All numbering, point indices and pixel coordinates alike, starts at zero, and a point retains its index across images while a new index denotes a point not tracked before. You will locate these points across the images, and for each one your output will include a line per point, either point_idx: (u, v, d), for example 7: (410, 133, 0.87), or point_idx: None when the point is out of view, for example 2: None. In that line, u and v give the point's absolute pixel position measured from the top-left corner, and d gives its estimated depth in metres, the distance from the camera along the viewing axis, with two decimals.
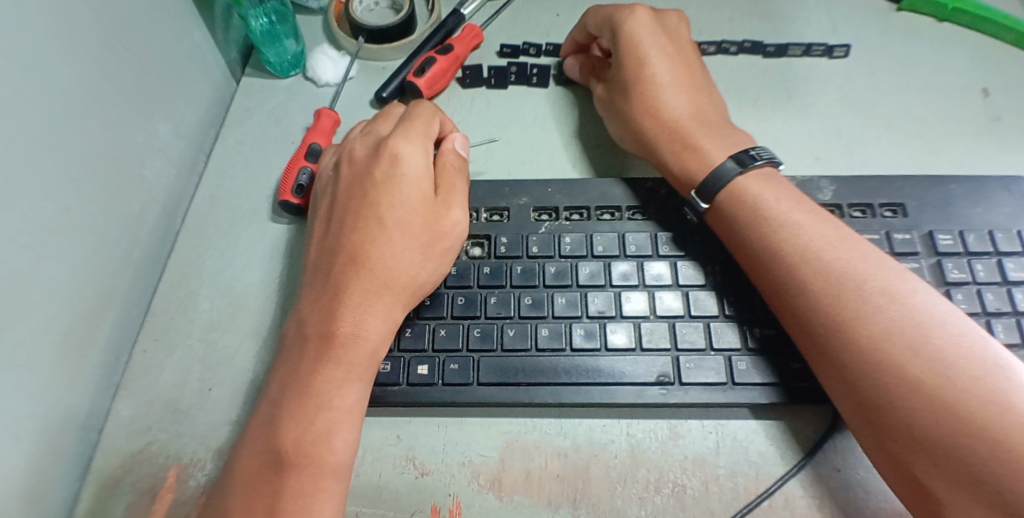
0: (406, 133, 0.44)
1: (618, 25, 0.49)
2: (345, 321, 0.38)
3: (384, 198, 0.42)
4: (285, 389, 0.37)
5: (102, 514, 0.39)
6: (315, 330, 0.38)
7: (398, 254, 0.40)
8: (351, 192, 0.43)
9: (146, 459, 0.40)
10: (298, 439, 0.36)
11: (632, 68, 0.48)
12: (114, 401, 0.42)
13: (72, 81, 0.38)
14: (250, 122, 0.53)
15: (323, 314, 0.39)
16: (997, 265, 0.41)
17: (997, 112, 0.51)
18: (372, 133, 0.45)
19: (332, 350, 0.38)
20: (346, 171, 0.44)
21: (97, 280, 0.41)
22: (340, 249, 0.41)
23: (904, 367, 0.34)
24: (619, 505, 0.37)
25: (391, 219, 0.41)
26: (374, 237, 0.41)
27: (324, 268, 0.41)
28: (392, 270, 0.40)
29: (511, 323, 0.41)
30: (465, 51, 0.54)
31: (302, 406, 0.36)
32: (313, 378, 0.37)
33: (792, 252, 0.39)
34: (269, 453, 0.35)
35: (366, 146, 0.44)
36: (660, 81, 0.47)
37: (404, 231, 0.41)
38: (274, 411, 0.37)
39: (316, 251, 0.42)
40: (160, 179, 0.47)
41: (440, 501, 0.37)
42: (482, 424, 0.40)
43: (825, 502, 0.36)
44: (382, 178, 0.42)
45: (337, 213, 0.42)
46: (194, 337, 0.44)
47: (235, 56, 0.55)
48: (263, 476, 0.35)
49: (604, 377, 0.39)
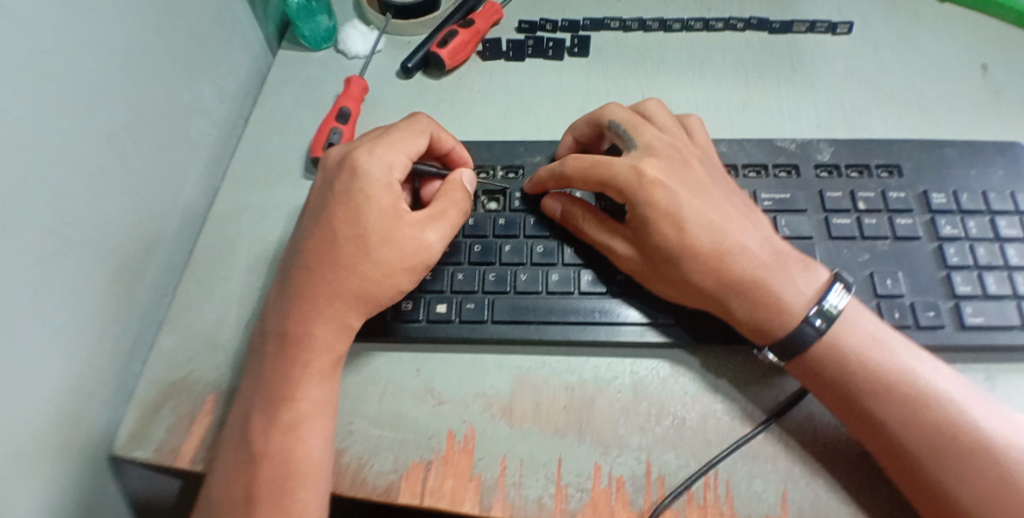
0: (375, 146, 0.41)
1: (638, 188, 0.40)
2: (299, 324, 0.39)
3: (345, 210, 0.40)
4: (253, 389, 0.39)
5: (145, 434, 0.42)
6: (273, 332, 0.39)
7: (352, 268, 0.39)
8: (319, 198, 0.42)
9: (186, 386, 0.44)
10: (264, 433, 0.37)
11: (666, 236, 0.40)
12: (157, 334, 0.46)
13: (131, 39, 0.42)
14: (286, 90, 0.57)
15: (281, 312, 0.40)
16: (991, 222, 0.43)
17: (995, 86, 0.53)
18: (353, 141, 0.44)
19: (291, 349, 0.38)
20: (322, 179, 0.43)
21: (148, 223, 0.45)
22: (300, 255, 0.40)
23: (907, 412, 0.36)
24: (621, 435, 0.40)
25: (342, 232, 0.39)
26: (326, 248, 0.39)
27: (288, 269, 0.41)
28: (341, 283, 0.39)
29: (524, 268, 0.44)
30: (486, 26, 0.57)
31: (267, 401, 0.38)
32: (276, 376, 0.38)
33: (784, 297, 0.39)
34: (246, 452, 0.37)
35: (339, 155, 0.43)
36: (683, 192, 0.40)
37: (358, 245, 0.39)
38: (251, 403, 0.38)
39: (287, 252, 0.42)
40: (203, 137, 0.51)
41: (455, 428, 0.40)
42: (496, 361, 0.43)
43: (814, 438, 0.39)
44: (342, 192, 0.40)
45: (309, 216, 0.42)
46: (233, 280, 0.48)
47: (273, 30, 0.60)
48: (242, 467, 0.37)
49: (609, 317, 0.42)
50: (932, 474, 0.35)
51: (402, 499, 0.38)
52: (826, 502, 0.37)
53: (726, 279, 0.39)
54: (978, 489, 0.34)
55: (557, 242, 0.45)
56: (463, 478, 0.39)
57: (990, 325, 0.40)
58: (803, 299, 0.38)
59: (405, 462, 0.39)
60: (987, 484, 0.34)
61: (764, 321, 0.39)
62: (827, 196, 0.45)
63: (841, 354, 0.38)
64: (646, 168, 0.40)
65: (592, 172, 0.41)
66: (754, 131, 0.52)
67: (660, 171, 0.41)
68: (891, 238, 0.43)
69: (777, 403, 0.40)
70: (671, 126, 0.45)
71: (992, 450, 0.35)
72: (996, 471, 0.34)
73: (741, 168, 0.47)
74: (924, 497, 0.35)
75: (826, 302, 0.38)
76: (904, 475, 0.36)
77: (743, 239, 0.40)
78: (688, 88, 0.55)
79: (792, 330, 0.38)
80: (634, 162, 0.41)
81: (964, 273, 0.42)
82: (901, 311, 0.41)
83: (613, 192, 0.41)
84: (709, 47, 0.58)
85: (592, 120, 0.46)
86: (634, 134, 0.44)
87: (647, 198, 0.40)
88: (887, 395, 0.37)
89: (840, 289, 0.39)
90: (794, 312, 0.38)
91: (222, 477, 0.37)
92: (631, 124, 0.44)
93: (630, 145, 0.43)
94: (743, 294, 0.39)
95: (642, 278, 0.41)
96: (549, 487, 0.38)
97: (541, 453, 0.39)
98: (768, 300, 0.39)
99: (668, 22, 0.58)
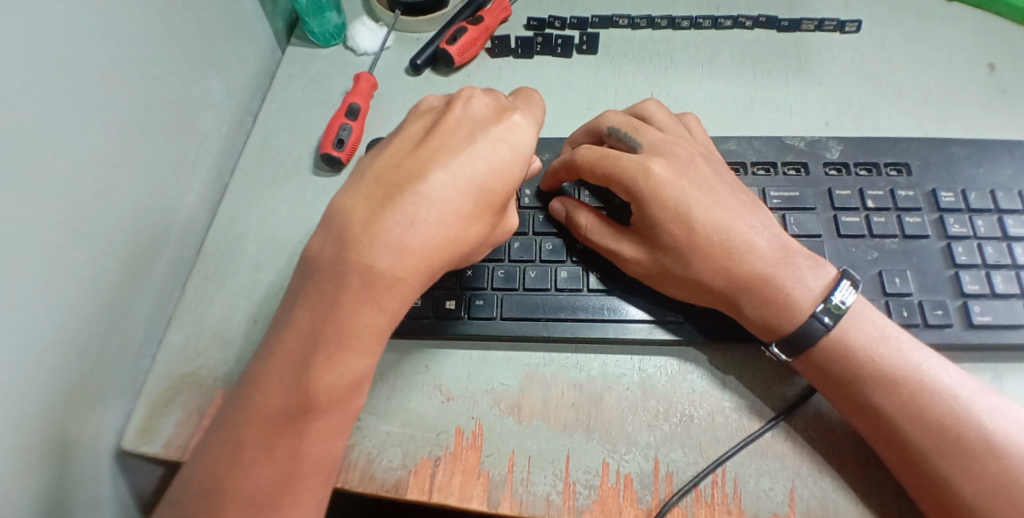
0: (535, 114, 0.39)
1: (645, 185, 0.40)
2: (391, 262, 0.33)
3: (489, 152, 0.36)
4: (316, 331, 0.34)
5: (155, 429, 0.43)
6: (357, 262, 0.33)
7: (468, 219, 0.35)
8: (453, 129, 0.37)
9: (196, 382, 0.44)
10: (329, 387, 0.34)
11: (674, 235, 0.40)
12: (167, 329, 0.46)
13: (142, 32, 0.42)
14: (295, 86, 0.58)
15: (371, 230, 0.34)
16: (998, 221, 0.43)
17: (1004, 84, 0.53)
18: (492, 92, 0.40)
19: (374, 296, 0.34)
20: (458, 114, 0.38)
21: (157, 217, 0.45)
22: (415, 177, 0.35)
23: (912, 406, 0.36)
24: (630, 431, 0.40)
25: (475, 173, 0.35)
26: (450, 181, 0.35)
27: (388, 184, 0.35)
28: (456, 234, 0.35)
29: (533, 265, 0.44)
30: (494, 23, 0.58)
31: (333, 349, 0.34)
32: (347, 317, 0.34)
33: (784, 292, 0.38)
34: (301, 395, 0.34)
35: (486, 102, 0.38)
36: (690, 188, 0.40)
37: (484, 198, 0.35)
38: (307, 346, 0.34)
39: (380, 163, 0.36)
40: (212, 132, 0.51)
41: (463, 424, 0.40)
42: (504, 357, 0.43)
43: (823, 436, 0.39)
44: (493, 137, 0.36)
45: (429, 142, 0.37)
46: (242, 275, 0.48)
47: (281, 26, 0.59)
48: (287, 420, 0.34)
49: (618, 314, 0.42)
50: (937, 468, 0.35)
51: (411, 495, 0.38)
52: (834, 499, 0.37)
53: (736, 277, 0.39)
54: (985, 485, 0.34)
55: (565, 240, 0.45)
56: (471, 474, 0.39)
57: (998, 324, 0.40)
58: (810, 296, 0.38)
59: (414, 457, 0.39)
60: (993, 480, 0.34)
61: (775, 319, 0.39)
62: (836, 194, 0.45)
63: (848, 347, 0.37)
64: (654, 165, 0.40)
65: (603, 163, 0.41)
66: (762, 128, 0.52)
67: (667, 169, 0.40)
68: (899, 236, 0.43)
69: (785, 401, 0.40)
70: (672, 124, 0.45)
71: (998, 446, 0.35)
72: (1001, 467, 0.34)
73: (749, 166, 0.47)
74: (929, 492, 0.35)
75: (834, 297, 0.38)
76: (910, 469, 0.36)
77: (751, 236, 0.40)
78: (697, 85, 0.55)
79: (801, 325, 0.38)
80: (642, 159, 0.41)
81: (972, 272, 0.42)
82: (909, 310, 0.41)
83: (620, 188, 0.41)
84: (717, 44, 0.57)
85: (592, 129, 0.46)
86: (635, 136, 0.44)
87: (655, 196, 0.40)
88: (892, 389, 0.36)
89: (848, 285, 0.39)
90: (803, 308, 0.38)
91: (255, 431, 0.34)
92: (631, 127, 0.44)
93: (634, 146, 0.43)
94: (752, 291, 0.39)
95: (652, 280, 0.41)
96: (557, 484, 0.38)
97: (549, 450, 0.39)
98: (773, 298, 0.39)
99: (676, 20, 0.58)
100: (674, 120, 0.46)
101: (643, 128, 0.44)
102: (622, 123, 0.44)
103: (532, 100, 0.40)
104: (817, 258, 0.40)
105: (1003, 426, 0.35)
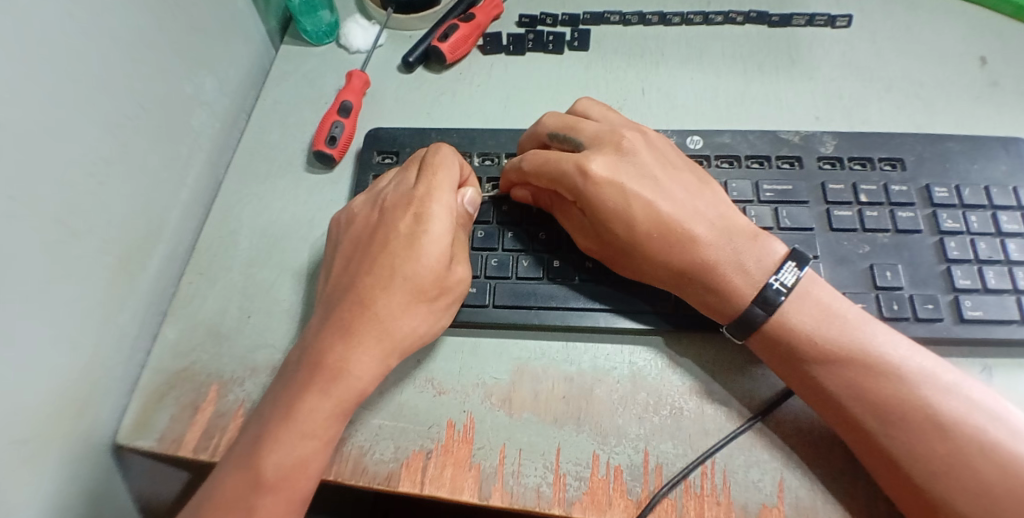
0: (443, 188, 0.40)
1: (585, 186, 0.40)
2: (339, 355, 0.37)
3: (402, 251, 0.39)
4: (270, 416, 0.37)
5: (149, 422, 0.43)
6: (308, 358, 0.38)
7: (399, 310, 0.38)
8: (371, 236, 0.40)
9: (190, 377, 0.44)
10: (279, 463, 0.35)
11: (616, 228, 0.40)
12: (161, 326, 0.47)
13: (133, 31, 0.42)
14: (289, 84, 0.58)
15: (316, 344, 0.38)
16: (992, 217, 0.43)
17: (995, 78, 0.54)
18: (404, 181, 0.42)
19: (320, 380, 0.37)
20: (374, 218, 0.41)
21: (151, 215, 0.46)
22: (355, 290, 0.39)
23: (861, 383, 0.36)
24: (620, 424, 0.40)
25: (403, 271, 0.38)
26: (384, 284, 0.38)
27: (336, 297, 0.39)
28: (396, 322, 0.38)
29: (526, 255, 0.44)
30: (487, 20, 0.58)
31: (283, 429, 0.36)
32: (298, 406, 0.36)
33: (712, 280, 0.39)
34: (251, 476, 0.35)
35: (396, 196, 0.41)
36: (626, 182, 0.40)
37: (410, 286, 0.38)
38: (262, 433, 0.36)
39: (331, 277, 0.41)
40: (206, 130, 0.51)
41: (455, 417, 0.41)
42: (496, 350, 0.43)
43: (812, 427, 0.39)
44: (405, 232, 0.39)
45: (358, 251, 0.41)
46: (237, 272, 0.48)
47: (275, 25, 0.60)
48: (238, 499, 0.35)
49: (609, 303, 0.43)
50: (890, 447, 0.35)
51: (403, 487, 0.38)
52: (823, 490, 0.38)
53: (679, 266, 0.39)
54: (949, 464, 0.34)
55: (559, 230, 0.45)
56: (462, 466, 0.39)
57: (988, 319, 0.40)
58: (750, 285, 0.38)
59: (406, 450, 0.40)
60: (946, 459, 0.34)
61: (721, 301, 0.39)
62: (829, 188, 0.45)
63: (808, 322, 0.38)
64: (589, 165, 0.41)
65: (545, 170, 0.42)
66: (752, 122, 0.52)
67: (604, 167, 0.41)
68: (892, 230, 0.43)
69: (776, 393, 0.40)
70: (610, 119, 0.45)
71: (955, 420, 0.35)
72: (960, 441, 0.34)
73: (743, 159, 0.47)
74: (896, 473, 0.35)
75: (775, 280, 0.38)
76: (866, 447, 0.36)
77: (693, 223, 0.39)
78: (688, 81, 0.55)
79: (742, 315, 0.38)
80: (578, 159, 0.41)
81: (964, 267, 0.42)
82: (899, 303, 0.41)
83: (565, 190, 0.42)
84: (708, 39, 0.58)
85: (533, 136, 0.46)
86: (574, 133, 0.44)
87: (595, 194, 0.40)
88: (841, 367, 0.37)
89: (791, 265, 0.39)
90: (745, 290, 0.38)
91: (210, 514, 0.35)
92: (568, 126, 0.44)
93: (575, 145, 0.43)
94: (695, 279, 0.39)
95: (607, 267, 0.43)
96: (547, 476, 0.39)
97: (540, 443, 0.40)
98: (713, 284, 0.39)
99: (668, 16, 0.59)
100: (609, 113, 0.46)
101: (579, 125, 0.44)
102: (556, 128, 0.44)
103: (446, 162, 0.42)
104: (761, 243, 0.39)
105: (965, 403, 0.35)
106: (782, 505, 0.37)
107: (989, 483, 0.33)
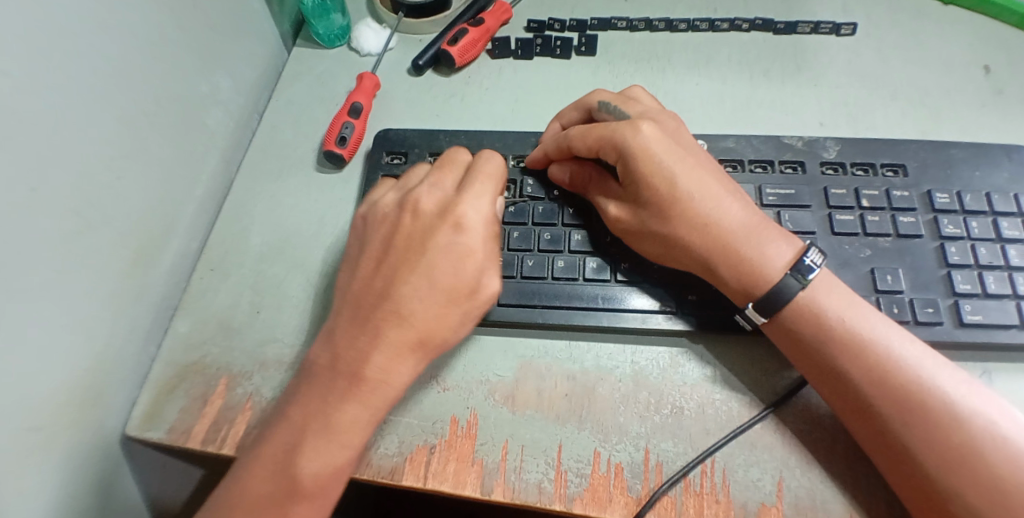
0: (483, 200, 0.41)
1: (634, 143, 0.40)
2: (379, 367, 0.38)
3: (441, 262, 0.39)
4: (302, 422, 0.37)
5: (160, 413, 0.44)
6: (344, 367, 0.38)
7: (439, 321, 0.39)
8: (409, 243, 0.40)
9: (199, 370, 0.45)
10: (311, 470, 0.36)
11: (657, 190, 0.40)
12: (172, 319, 0.48)
13: (151, 29, 0.43)
14: (301, 85, 0.59)
15: (350, 353, 0.38)
16: (993, 223, 0.44)
17: (999, 86, 0.54)
18: (440, 186, 0.42)
19: (358, 390, 0.37)
20: (410, 222, 0.41)
21: (165, 209, 0.47)
22: (388, 298, 0.39)
23: (870, 378, 0.37)
24: (621, 422, 0.41)
25: (440, 282, 0.39)
26: (422, 295, 0.39)
27: (370, 303, 0.39)
28: (436, 334, 0.39)
29: (531, 255, 0.45)
30: (496, 25, 0.59)
31: (317, 437, 0.37)
32: (334, 413, 0.37)
33: (748, 252, 0.39)
34: (284, 483, 0.36)
35: (433, 202, 0.41)
36: (672, 149, 0.41)
37: (449, 297, 0.39)
38: (294, 438, 0.37)
39: (357, 282, 0.41)
40: (219, 128, 0.52)
41: (458, 413, 0.41)
42: (500, 348, 0.44)
43: (812, 429, 0.40)
44: (444, 242, 0.39)
45: (392, 256, 0.40)
46: (247, 268, 0.49)
47: (287, 27, 0.61)
48: (269, 501, 0.36)
49: (612, 304, 0.43)
50: (900, 440, 0.36)
51: (407, 481, 0.39)
52: (822, 491, 0.38)
53: (715, 236, 0.40)
54: (953, 462, 0.34)
55: (564, 231, 0.46)
56: (465, 461, 0.40)
57: (988, 323, 0.41)
58: (782, 260, 0.39)
59: (410, 445, 0.40)
60: (956, 452, 0.35)
61: (750, 277, 0.39)
62: (831, 192, 0.46)
63: (817, 317, 0.38)
64: (643, 125, 0.41)
65: (594, 133, 0.43)
66: (757, 127, 0.53)
67: (655, 130, 0.41)
68: (893, 235, 0.44)
69: (776, 394, 0.41)
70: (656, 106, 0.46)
71: (960, 418, 0.35)
72: (964, 438, 0.35)
73: (746, 164, 0.48)
74: (902, 469, 0.35)
75: (807, 258, 0.39)
76: (873, 439, 0.37)
77: (728, 200, 0.40)
78: (693, 86, 0.56)
79: (775, 285, 0.39)
80: (631, 121, 0.42)
81: (965, 272, 0.42)
82: (900, 307, 0.41)
83: (610, 148, 0.42)
84: (714, 45, 0.59)
85: (582, 105, 0.48)
86: (624, 108, 0.45)
87: (643, 151, 0.40)
88: (850, 361, 0.37)
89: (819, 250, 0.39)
90: (776, 269, 0.39)
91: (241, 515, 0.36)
92: (620, 101, 0.46)
93: (622, 118, 0.45)
94: (728, 250, 0.39)
95: (632, 238, 0.42)
96: (549, 472, 0.39)
97: (542, 439, 0.40)
98: (745, 257, 0.39)
99: (674, 23, 0.59)
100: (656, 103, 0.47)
101: (629, 103, 0.46)
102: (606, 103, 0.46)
103: (486, 170, 0.42)
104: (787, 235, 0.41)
105: (971, 402, 0.36)
106: (782, 505, 0.38)
107: (995, 478, 0.34)
